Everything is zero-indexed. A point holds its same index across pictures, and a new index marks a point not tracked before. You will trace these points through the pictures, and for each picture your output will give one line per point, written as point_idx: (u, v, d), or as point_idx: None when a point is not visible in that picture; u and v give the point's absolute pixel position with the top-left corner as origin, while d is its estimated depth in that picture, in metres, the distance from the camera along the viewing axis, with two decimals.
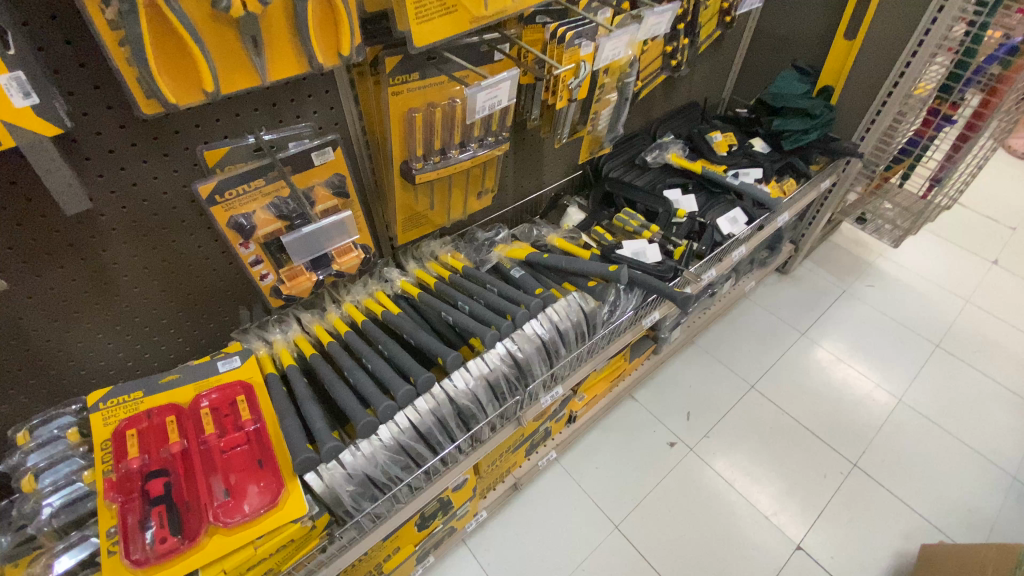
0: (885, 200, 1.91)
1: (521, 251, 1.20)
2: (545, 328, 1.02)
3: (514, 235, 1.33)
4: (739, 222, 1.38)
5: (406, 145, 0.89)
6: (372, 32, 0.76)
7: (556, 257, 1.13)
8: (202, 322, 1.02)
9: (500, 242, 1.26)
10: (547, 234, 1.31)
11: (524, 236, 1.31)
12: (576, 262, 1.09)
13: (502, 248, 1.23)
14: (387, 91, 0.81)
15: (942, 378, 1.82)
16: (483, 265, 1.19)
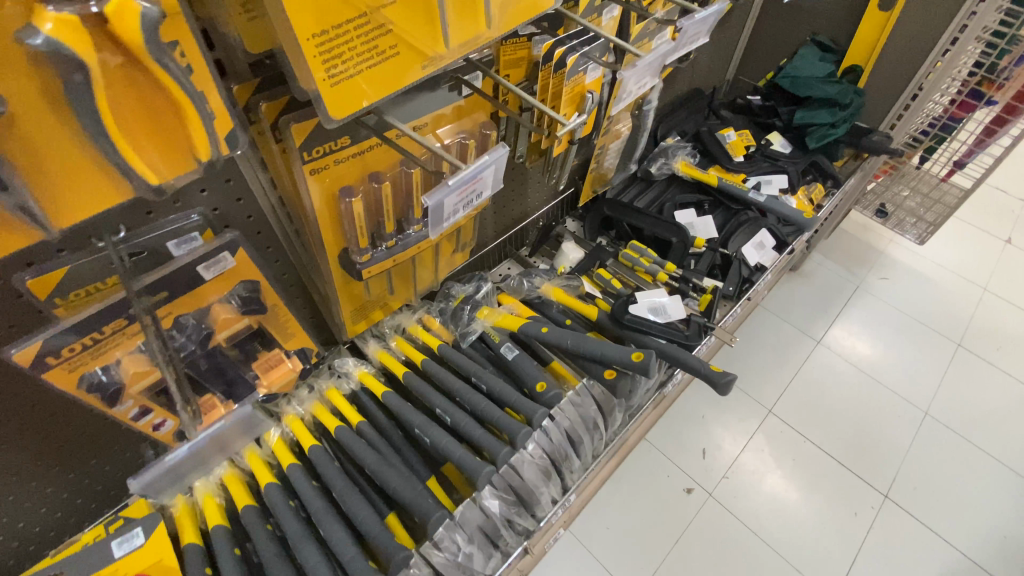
0: (904, 187, 1.71)
1: (512, 318, 0.92)
2: (549, 440, 0.79)
3: (499, 285, 1.06)
4: (767, 248, 1.16)
5: (344, 236, 0.61)
6: (268, 75, 0.51)
7: (556, 330, 0.87)
8: (98, 470, 0.76)
9: (481, 301, 0.98)
10: (538, 285, 1.03)
11: (511, 289, 1.04)
12: (585, 342, 0.83)
13: (484, 311, 0.95)
14: (303, 171, 0.53)
15: (969, 383, 1.68)
16: (463, 338, 0.93)
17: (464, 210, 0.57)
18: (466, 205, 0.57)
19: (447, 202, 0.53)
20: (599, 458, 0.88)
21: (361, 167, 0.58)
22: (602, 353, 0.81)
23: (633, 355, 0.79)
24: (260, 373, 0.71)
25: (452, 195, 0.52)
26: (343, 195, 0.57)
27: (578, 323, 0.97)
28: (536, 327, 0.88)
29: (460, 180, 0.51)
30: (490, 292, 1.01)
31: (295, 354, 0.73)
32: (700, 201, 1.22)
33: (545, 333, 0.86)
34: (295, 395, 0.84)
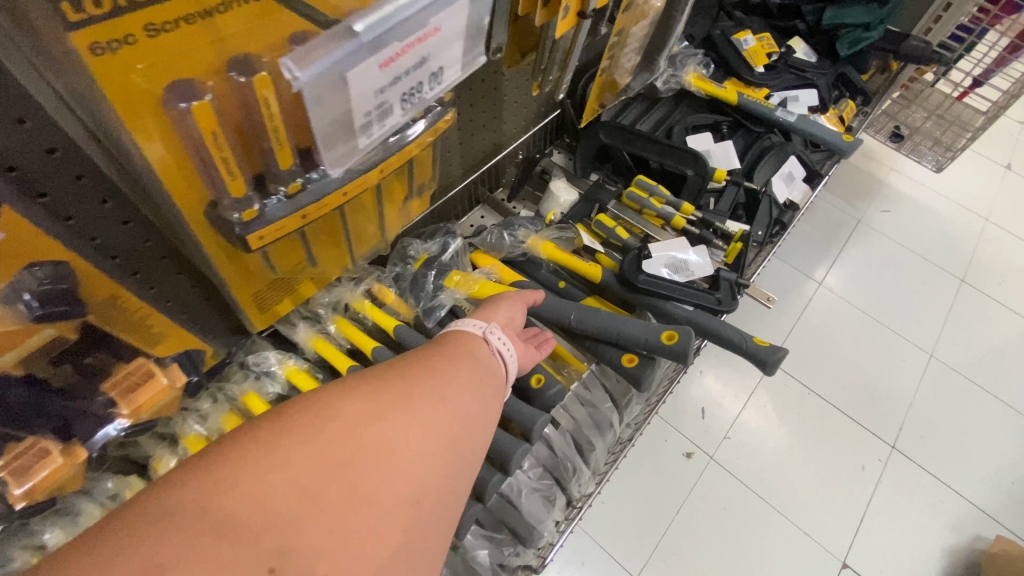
0: (919, 106, 1.51)
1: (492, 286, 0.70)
2: (540, 452, 0.61)
3: (473, 241, 0.81)
4: (797, 181, 0.95)
5: (202, 175, 0.36)
6: None
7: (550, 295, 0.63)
8: None
9: (449, 265, 0.74)
10: (518, 239, 0.79)
11: (488, 247, 0.79)
12: (593, 318, 0.61)
13: (454, 281, 0.72)
14: (77, 48, 0.27)
15: (971, 321, 1.60)
16: (427, 315, 0.70)
17: (402, 109, 0.40)
18: (405, 100, 0.39)
19: (370, 75, 0.35)
20: (613, 458, 0.69)
21: (214, 47, 0.31)
22: (619, 330, 0.59)
23: (659, 331, 0.58)
24: (120, 397, 0.47)
25: (373, 61, 0.34)
26: (176, 97, 0.31)
27: (576, 291, 0.75)
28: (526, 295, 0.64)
29: (376, 42, 0.34)
30: (466, 250, 0.79)
31: (171, 363, 0.51)
32: (717, 122, 0.97)
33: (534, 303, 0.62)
34: (193, 407, 0.59)
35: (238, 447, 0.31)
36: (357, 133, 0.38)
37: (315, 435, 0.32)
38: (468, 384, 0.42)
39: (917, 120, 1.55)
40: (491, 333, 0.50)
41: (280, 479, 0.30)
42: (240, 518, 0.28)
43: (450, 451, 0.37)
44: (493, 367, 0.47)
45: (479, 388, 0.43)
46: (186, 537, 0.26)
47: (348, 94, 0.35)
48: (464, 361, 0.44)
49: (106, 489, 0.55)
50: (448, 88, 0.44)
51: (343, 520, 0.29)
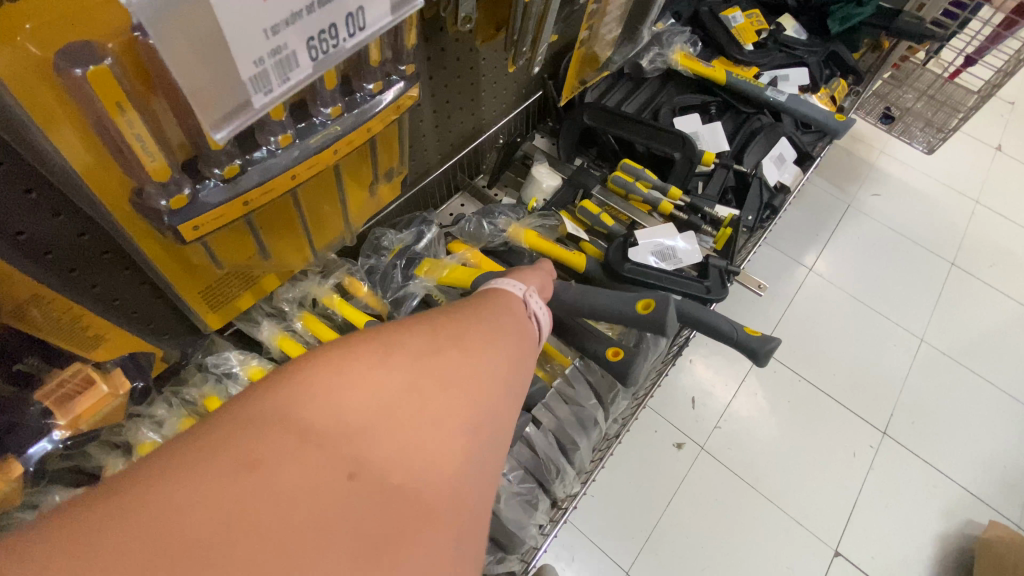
0: (908, 86, 1.49)
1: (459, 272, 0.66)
2: (522, 454, 0.57)
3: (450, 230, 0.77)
4: (788, 163, 0.91)
5: (116, 155, 0.31)
6: None
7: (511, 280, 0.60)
8: None
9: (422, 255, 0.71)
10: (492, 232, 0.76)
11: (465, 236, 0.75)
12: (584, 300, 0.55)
13: (427, 268, 0.69)
14: None
15: (961, 306, 1.59)
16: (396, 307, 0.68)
17: (311, 58, 0.32)
18: (312, 44, 0.32)
19: (247, 1, 0.27)
20: (599, 456, 0.66)
21: (113, 2, 0.27)
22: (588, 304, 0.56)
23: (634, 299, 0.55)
24: (54, 408, 0.43)
25: None
26: (69, 63, 0.27)
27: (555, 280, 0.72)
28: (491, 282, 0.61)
29: None
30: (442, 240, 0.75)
31: (113, 367, 0.47)
32: (705, 103, 0.93)
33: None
34: (147, 413, 0.55)
35: (315, 363, 0.30)
36: (246, 83, 0.30)
37: (382, 361, 0.30)
38: (517, 323, 0.41)
39: (906, 101, 1.52)
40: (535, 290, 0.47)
41: (357, 395, 0.28)
42: (320, 428, 0.26)
43: (511, 393, 0.35)
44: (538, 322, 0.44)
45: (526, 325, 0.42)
46: (271, 442, 0.25)
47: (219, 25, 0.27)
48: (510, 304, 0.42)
49: None
50: (374, 37, 0.37)
51: (420, 430, 0.28)
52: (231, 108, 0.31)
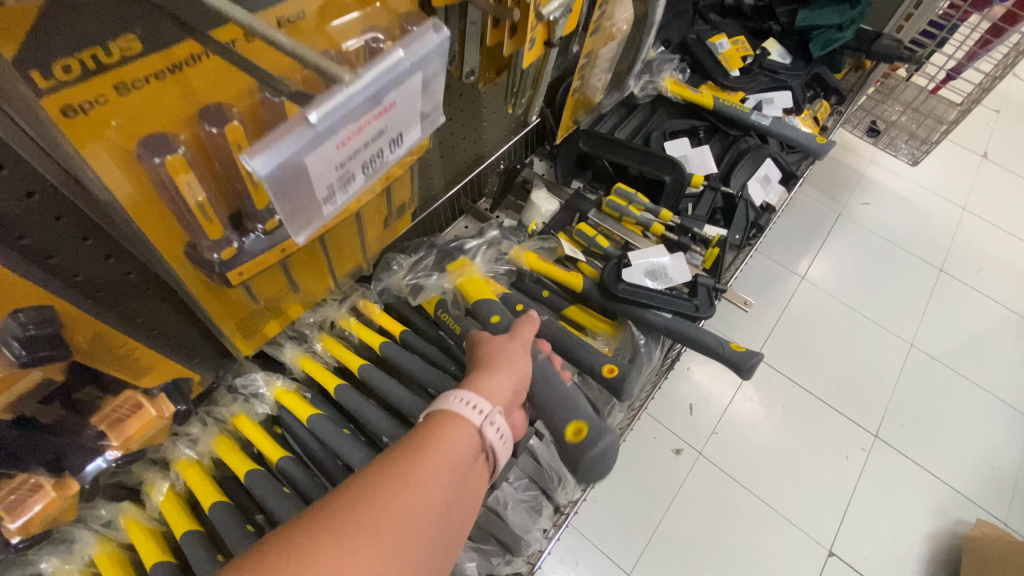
0: (894, 100, 1.54)
1: (475, 283, 0.71)
2: (528, 464, 0.63)
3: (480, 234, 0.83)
4: (773, 183, 0.97)
5: (178, 219, 0.37)
6: None
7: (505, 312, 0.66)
8: None
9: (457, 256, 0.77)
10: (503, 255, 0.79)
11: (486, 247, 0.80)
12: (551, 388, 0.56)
13: (458, 266, 0.74)
14: (49, 112, 0.28)
15: (949, 311, 1.64)
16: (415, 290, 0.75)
17: (364, 176, 0.35)
18: (367, 166, 0.35)
19: (326, 153, 0.29)
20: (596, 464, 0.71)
21: (185, 96, 0.32)
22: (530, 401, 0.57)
23: (569, 422, 0.55)
24: (109, 429, 0.49)
25: (331, 140, 0.29)
26: (150, 152, 0.32)
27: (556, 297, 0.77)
28: (494, 309, 0.66)
29: (335, 120, 0.28)
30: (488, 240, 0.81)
31: (159, 393, 0.51)
32: (694, 127, 0.99)
33: (494, 322, 0.65)
34: (183, 432, 0.60)
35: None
36: (313, 208, 0.33)
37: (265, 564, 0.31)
38: (461, 474, 0.39)
39: (892, 114, 1.58)
40: (498, 411, 0.43)
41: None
42: None
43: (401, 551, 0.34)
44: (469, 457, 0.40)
45: (470, 469, 0.40)
46: None
47: (303, 174, 0.29)
48: (456, 444, 0.39)
49: (99, 515, 0.55)
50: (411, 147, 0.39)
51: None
52: (304, 222, 0.34)
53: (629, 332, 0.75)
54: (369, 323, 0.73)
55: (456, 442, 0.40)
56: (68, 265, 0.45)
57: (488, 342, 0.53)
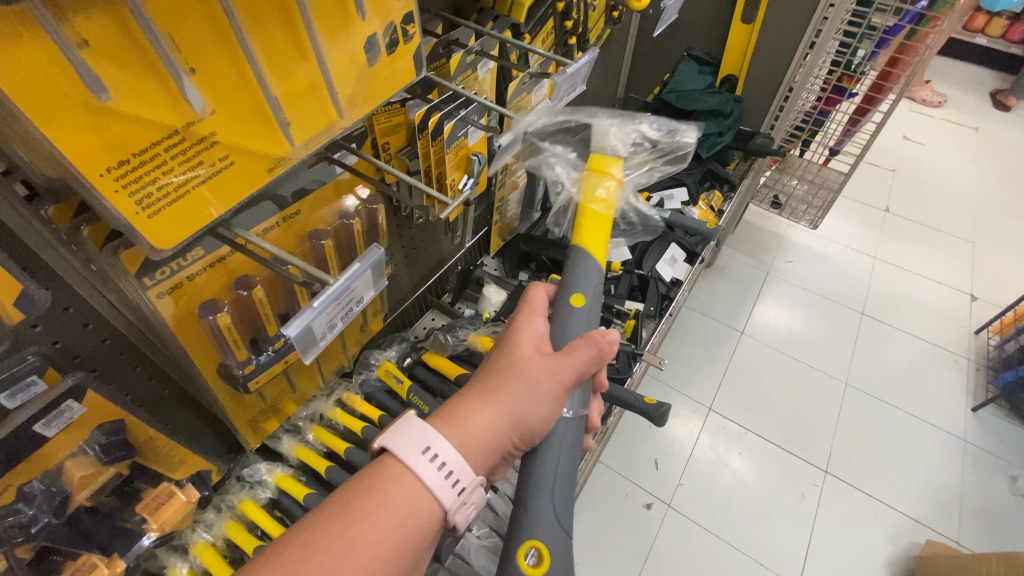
0: (792, 176, 1.83)
1: (597, 218, 0.80)
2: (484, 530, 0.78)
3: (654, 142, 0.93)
4: (679, 262, 1.20)
5: (218, 350, 0.54)
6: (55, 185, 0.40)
7: (589, 308, 0.70)
8: None
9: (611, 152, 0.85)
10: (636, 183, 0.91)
11: (645, 152, 0.91)
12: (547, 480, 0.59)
13: (605, 172, 0.83)
14: (149, 298, 0.47)
15: (877, 348, 1.85)
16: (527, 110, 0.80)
17: (343, 322, 0.53)
18: (344, 315, 0.52)
19: (313, 331, 0.48)
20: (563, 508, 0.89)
21: (225, 275, 0.52)
22: (532, 457, 0.60)
23: (524, 541, 0.56)
24: (149, 515, 0.60)
25: (322, 314, 0.48)
26: (206, 312, 0.50)
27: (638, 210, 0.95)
28: (588, 295, 0.71)
29: (325, 300, 0.47)
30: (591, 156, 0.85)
31: (187, 483, 0.65)
32: None
33: (574, 304, 0.69)
34: (201, 518, 0.73)
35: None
36: (306, 353, 0.50)
37: None
38: (416, 544, 0.42)
39: (791, 188, 1.86)
40: (473, 483, 0.44)
41: None
42: None
43: None
44: (424, 510, 0.42)
45: (427, 536, 0.43)
46: None
47: (302, 337, 0.48)
48: (419, 507, 0.42)
49: None
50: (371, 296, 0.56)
51: None
52: (307, 351, 0.51)
53: None
54: (353, 411, 0.88)
55: (414, 503, 0.42)
56: (124, 387, 0.59)
57: (519, 383, 0.51)
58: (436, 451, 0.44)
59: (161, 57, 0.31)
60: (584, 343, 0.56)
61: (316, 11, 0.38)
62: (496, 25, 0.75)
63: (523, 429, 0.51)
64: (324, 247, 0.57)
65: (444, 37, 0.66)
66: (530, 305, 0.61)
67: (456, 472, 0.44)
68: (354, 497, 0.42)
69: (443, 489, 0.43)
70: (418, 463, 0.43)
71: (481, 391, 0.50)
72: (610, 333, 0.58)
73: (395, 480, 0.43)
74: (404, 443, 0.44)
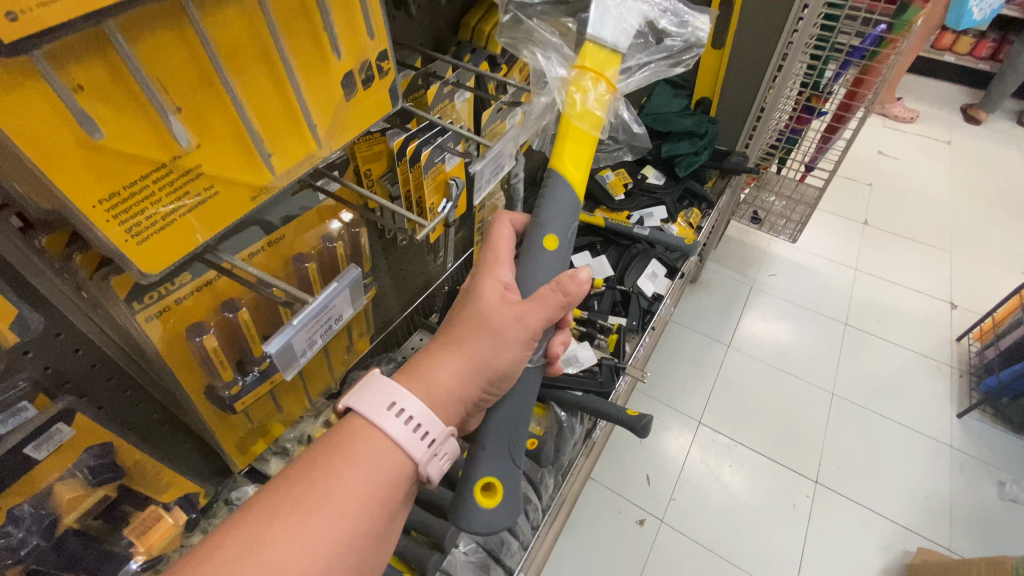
0: (770, 193, 1.88)
1: (581, 136, 0.73)
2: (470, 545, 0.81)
3: (667, 40, 0.85)
4: (660, 277, 1.23)
5: (205, 371, 0.56)
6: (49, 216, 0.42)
7: (560, 253, 0.67)
8: None
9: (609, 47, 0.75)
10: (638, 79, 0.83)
11: (651, 56, 0.84)
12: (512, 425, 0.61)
13: (600, 74, 0.73)
14: (137, 322, 0.49)
15: (861, 357, 1.88)
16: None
17: (323, 339, 0.55)
18: (324, 332, 0.55)
19: (291, 348, 0.50)
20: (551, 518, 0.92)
21: (212, 298, 0.54)
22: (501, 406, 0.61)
23: (483, 477, 0.59)
24: (136, 539, 0.60)
25: (300, 332, 0.50)
26: (193, 332, 0.53)
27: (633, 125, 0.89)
28: (562, 235, 0.68)
29: (305, 317, 0.50)
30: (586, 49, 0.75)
31: (175, 505, 0.65)
32: (592, 243, 1.28)
33: (547, 242, 0.66)
34: (187, 543, 0.71)
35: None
36: (284, 369, 0.52)
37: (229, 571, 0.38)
38: (387, 495, 0.45)
39: (770, 204, 1.92)
40: (442, 437, 0.48)
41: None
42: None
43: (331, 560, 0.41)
44: (394, 464, 0.45)
45: (400, 488, 0.46)
46: None
47: (282, 353, 0.50)
48: (388, 462, 0.45)
49: None
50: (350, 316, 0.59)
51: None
52: (286, 366, 0.52)
53: (554, 412, 0.94)
54: None
55: (385, 459, 0.45)
56: (113, 411, 0.61)
57: (486, 330, 0.54)
58: (401, 406, 0.47)
59: (148, 97, 0.34)
60: (549, 286, 0.57)
61: (291, 48, 0.41)
62: (473, 56, 0.78)
63: (496, 374, 0.55)
64: (308, 270, 0.60)
65: (422, 70, 0.70)
66: (494, 251, 0.63)
67: (423, 425, 0.47)
68: (321, 456, 0.45)
69: (413, 443, 0.46)
70: (385, 421, 0.46)
71: (453, 365, 0.52)
72: (581, 274, 0.57)
73: (364, 437, 0.46)
74: (372, 402, 0.47)
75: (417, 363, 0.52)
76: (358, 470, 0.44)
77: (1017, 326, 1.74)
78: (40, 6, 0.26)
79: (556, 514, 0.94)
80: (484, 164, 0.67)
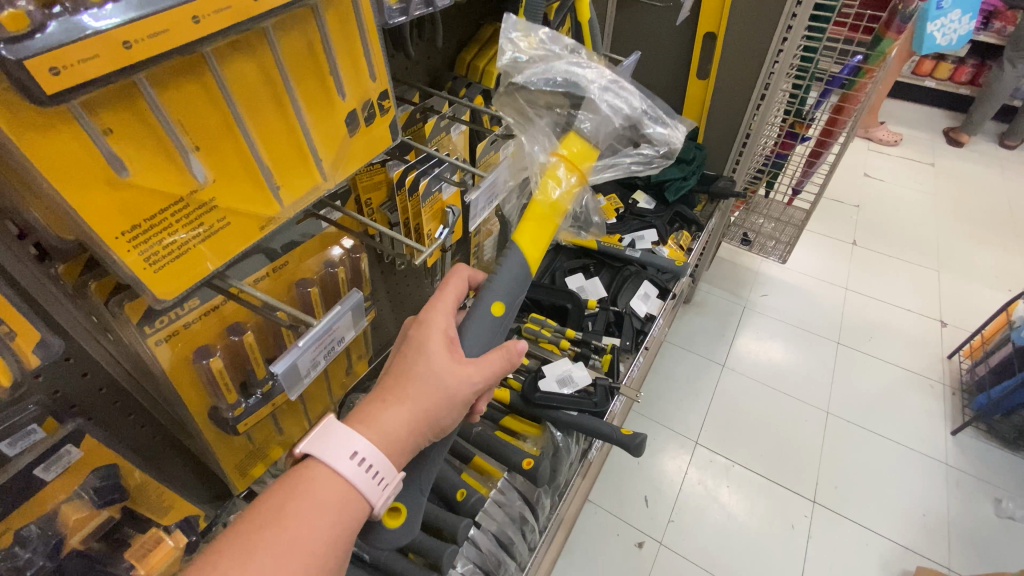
0: (758, 215, 1.93)
1: (542, 220, 0.72)
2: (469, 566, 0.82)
3: (643, 145, 0.84)
4: (652, 297, 1.27)
5: (210, 391, 0.58)
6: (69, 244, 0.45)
7: (504, 321, 0.66)
8: None
9: (590, 140, 0.77)
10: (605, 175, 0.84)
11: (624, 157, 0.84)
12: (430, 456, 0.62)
13: (574, 167, 0.74)
14: (147, 344, 0.51)
15: (854, 376, 1.90)
16: (514, 69, 0.75)
17: (325, 360, 0.57)
18: (327, 354, 0.57)
19: (292, 371, 0.52)
20: (546, 534, 0.96)
21: (217, 322, 0.57)
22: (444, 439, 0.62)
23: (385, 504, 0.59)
24: (136, 562, 0.58)
25: (303, 355, 0.52)
26: (200, 356, 0.55)
27: (592, 215, 1.00)
28: (508, 303, 0.67)
29: (311, 339, 0.52)
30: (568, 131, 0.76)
31: (175, 528, 0.66)
32: (586, 264, 1.31)
33: (493, 308, 0.65)
34: None
35: None
36: (288, 391, 0.54)
37: None
38: (346, 540, 0.46)
39: (759, 226, 1.96)
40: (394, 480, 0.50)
41: None
42: None
43: None
44: (352, 510, 0.47)
45: (355, 533, 0.48)
46: None
47: (291, 372, 0.52)
48: (347, 508, 0.47)
49: None
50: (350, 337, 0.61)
51: None
52: (292, 387, 0.54)
53: (550, 432, 0.96)
54: None
55: (343, 505, 0.47)
56: (118, 433, 0.62)
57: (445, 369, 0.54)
58: (360, 453, 0.48)
59: (166, 132, 0.37)
60: (497, 350, 0.59)
61: (299, 87, 0.45)
62: (469, 91, 0.82)
63: (436, 430, 0.55)
64: (312, 292, 0.63)
65: (420, 105, 0.75)
66: (441, 300, 0.62)
67: (377, 468, 0.48)
68: (281, 508, 0.45)
69: (370, 489, 0.48)
70: (344, 469, 0.47)
71: (437, 388, 0.54)
72: (521, 342, 0.60)
73: (322, 483, 0.47)
74: (328, 451, 0.47)
75: (399, 379, 0.54)
76: (318, 520, 0.45)
77: (1005, 343, 1.77)
78: (81, 60, 0.29)
79: (549, 531, 0.97)
80: (480, 194, 0.70)
